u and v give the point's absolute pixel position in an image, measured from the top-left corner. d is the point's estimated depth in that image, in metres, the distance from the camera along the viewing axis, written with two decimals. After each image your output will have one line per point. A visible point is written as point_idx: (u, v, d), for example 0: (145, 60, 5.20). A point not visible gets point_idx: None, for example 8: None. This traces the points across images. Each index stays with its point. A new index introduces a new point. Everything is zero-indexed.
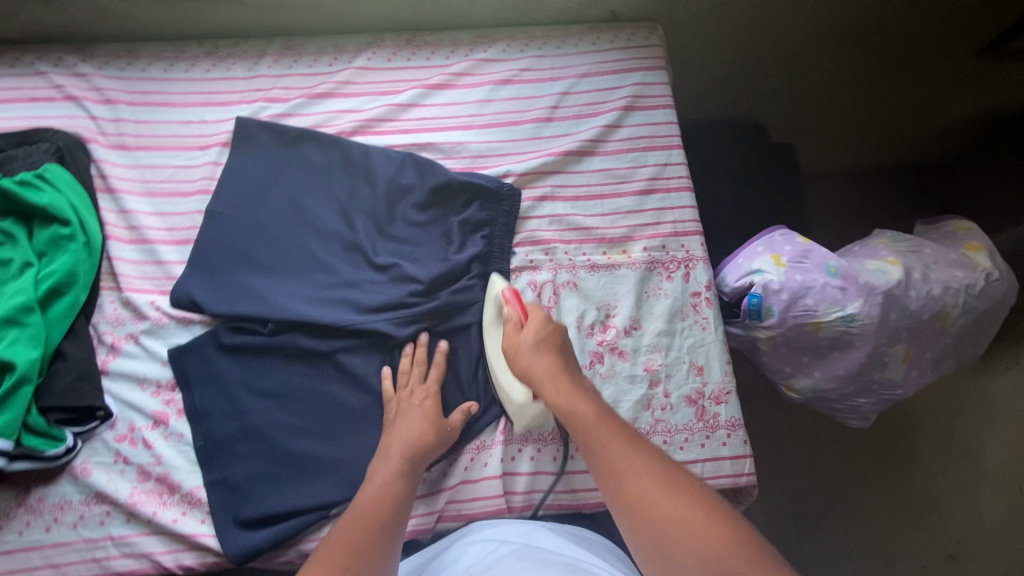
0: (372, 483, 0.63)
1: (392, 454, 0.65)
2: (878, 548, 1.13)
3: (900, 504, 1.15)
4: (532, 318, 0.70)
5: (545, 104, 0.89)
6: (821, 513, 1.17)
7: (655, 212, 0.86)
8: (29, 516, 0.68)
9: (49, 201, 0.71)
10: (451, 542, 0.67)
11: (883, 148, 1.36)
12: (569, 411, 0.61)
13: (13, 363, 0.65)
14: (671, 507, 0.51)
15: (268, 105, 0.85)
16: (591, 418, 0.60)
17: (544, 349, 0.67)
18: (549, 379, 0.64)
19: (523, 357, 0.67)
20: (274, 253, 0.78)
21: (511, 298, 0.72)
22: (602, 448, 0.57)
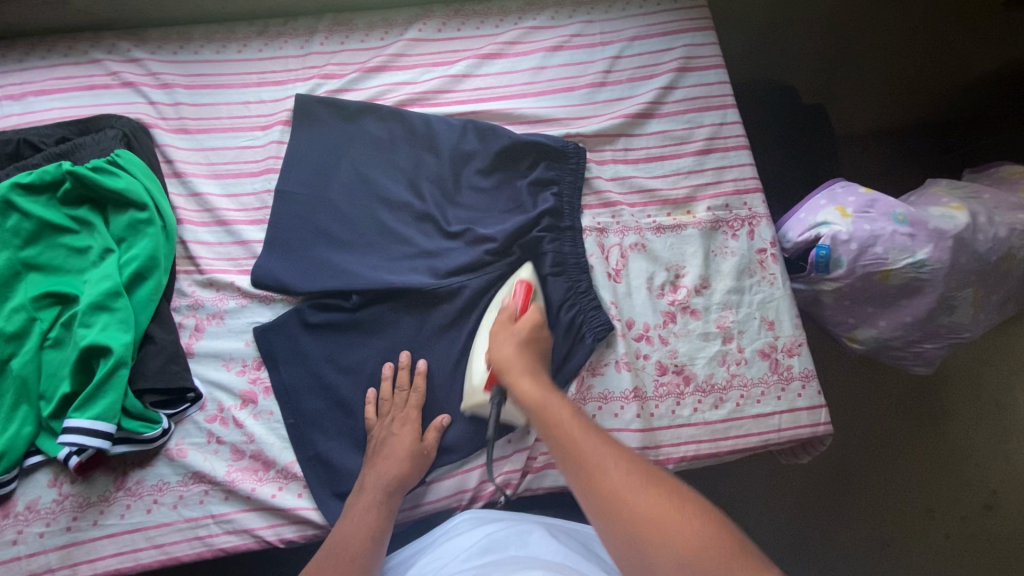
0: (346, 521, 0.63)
1: (366, 488, 0.65)
2: (914, 511, 1.11)
3: (933, 458, 1.14)
4: (528, 316, 0.71)
5: (598, 69, 0.89)
6: (859, 478, 1.14)
7: (716, 170, 0.86)
8: (129, 499, 0.69)
9: (125, 185, 0.71)
10: (435, 547, 0.65)
11: (900, 108, 1.34)
12: (550, 411, 0.59)
13: (110, 346, 0.65)
14: (661, 507, 0.47)
15: (323, 82, 0.84)
16: (570, 416, 0.58)
17: (523, 354, 0.67)
18: (531, 384, 0.63)
19: (503, 353, 0.67)
20: (348, 228, 0.79)
21: (521, 291, 0.73)
22: (590, 446, 0.54)
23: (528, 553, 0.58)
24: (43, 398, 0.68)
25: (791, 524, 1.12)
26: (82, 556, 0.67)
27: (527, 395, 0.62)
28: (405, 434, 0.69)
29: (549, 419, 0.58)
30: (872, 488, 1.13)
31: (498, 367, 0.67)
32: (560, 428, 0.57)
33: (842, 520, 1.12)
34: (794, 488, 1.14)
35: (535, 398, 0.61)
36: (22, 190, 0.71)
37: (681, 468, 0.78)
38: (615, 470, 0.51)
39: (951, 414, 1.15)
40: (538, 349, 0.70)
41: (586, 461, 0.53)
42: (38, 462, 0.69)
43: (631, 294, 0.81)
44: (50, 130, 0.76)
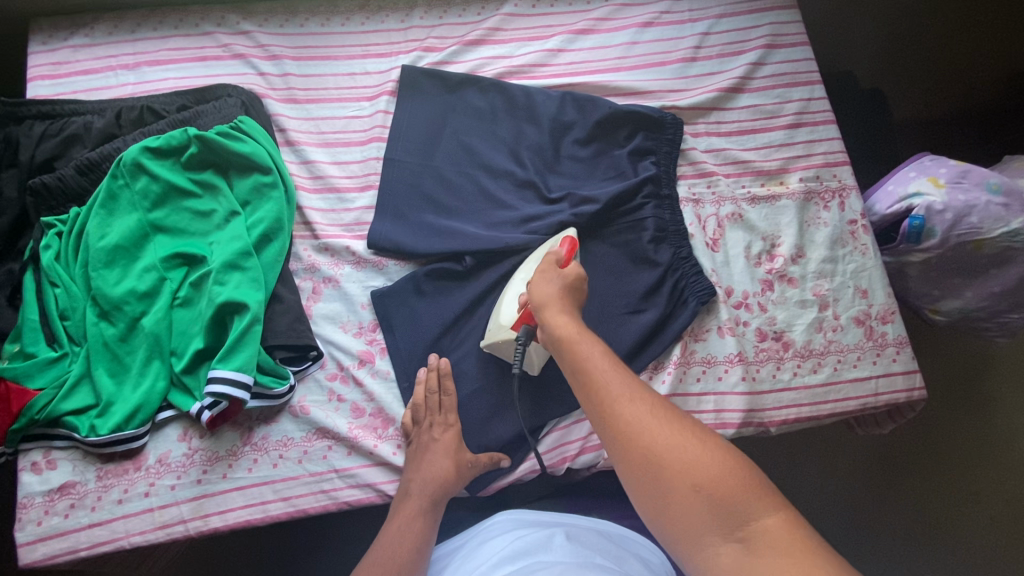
0: (403, 523, 0.65)
1: (418, 496, 0.67)
2: (958, 494, 1.05)
3: (972, 437, 1.08)
4: (569, 267, 0.67)
5: (688, 45, 0.91)
6: (907, 458, 1.09)
7: (806, 144, 0.89)
8: (255, 454, 0.71)
9: (251, 150, 0.74)
10: (474, 547, 0.67)
11: (970, 91, 1.31)
12: (580, 347, 0.55)
13: (246, 303, 0.68)
14: (686, 443, 0.46)
15: (425, 54, 0.87)
16: (602, 353, 0.54)
17: (565, 296, 0.63)
18: (569, 320, 0.58)
19: (543, 292, 0.62)
20: (454, 196, 0.82)
21: (567, 245, 0.71)
22: (618, 386, 0.51)
23: (554, 555, 0.58)
24: (175, 354, 0.70)
25: (836, 497, 1.08)
26: (213, 508, 0.69)
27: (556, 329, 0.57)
28: (444, 434, 0.70)
29: (574, 360, 0.54)
30: (925, 472, 1.08)
31: (535, 303, 0.62)
32: (584, 373, 0.53)
33: (889, 501, 1.07)
34: (847, 463, 1.09)
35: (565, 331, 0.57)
36: (151, 154, 0.73)
37: (780, 431, 0.80)
38: (638, 404, 0.49)
39: (1001, 396, 1.08)
40: (574, 299, 0.65)
41: (609, 403, 0.50)
42: (169, 416, 0.71)
43: (729, 262, 0.83)
44: (170, 98, 0.78)
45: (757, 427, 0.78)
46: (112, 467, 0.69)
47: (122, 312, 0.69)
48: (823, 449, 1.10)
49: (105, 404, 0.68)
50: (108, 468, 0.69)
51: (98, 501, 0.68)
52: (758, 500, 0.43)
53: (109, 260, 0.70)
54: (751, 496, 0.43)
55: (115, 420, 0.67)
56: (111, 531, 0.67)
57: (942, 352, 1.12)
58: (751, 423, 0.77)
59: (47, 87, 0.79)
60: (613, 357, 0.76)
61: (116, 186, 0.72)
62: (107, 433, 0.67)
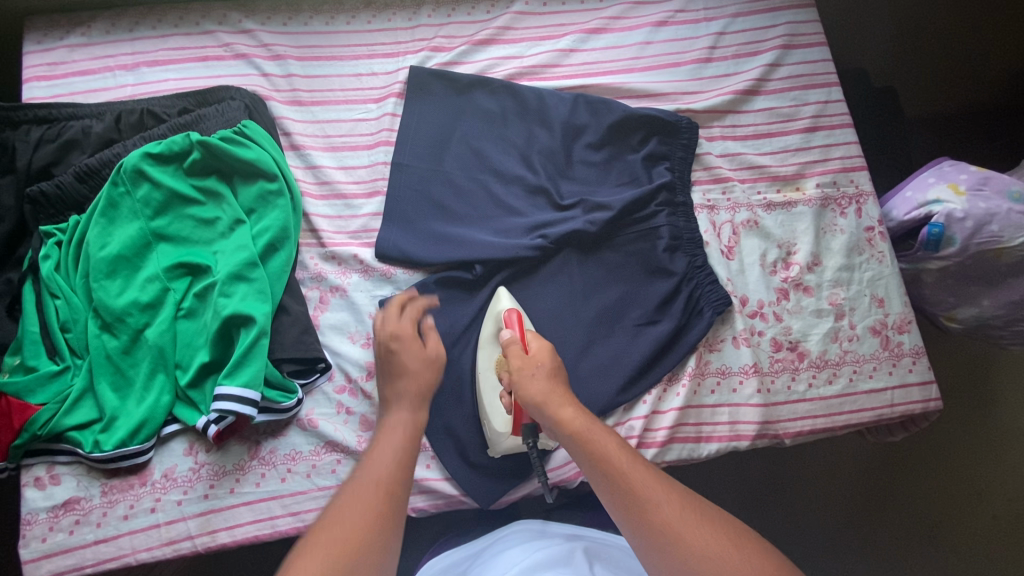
0: (391, 447, 0.54)
1: (412, 409, 0.59)
2: (964, 495, 1.02)
3: (975, 437, 1.05)
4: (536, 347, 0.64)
5: (703, 45, 0.89)
6: (919, 460, 1.04)
7: (823, 148, 0.87)
8: (263, 468, 0.70)
9: (256, 156, 0.72)
10: (489, 555, 0.67)
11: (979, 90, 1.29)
12: (598, 450, 0.55)
13: (253, 316, 0.66)
14: (723, 539, 0.48)
15: (433, 54, 0.85)
16: (621, 455, 0.55)
17: (558, 385, 0.62)
18: (574, 414, 0.58)
19: (538, 390, 0.60)
20: (463, 202, 0.80)
21: (514, 320, 0.69)
22: (643, 485, 0.52)
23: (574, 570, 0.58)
24: (179, 367, 0.68)
25: (841, 505, 1.02)
26: (220, 524, 0.68)
27: (571, 425, 0.57)
28: (427, 345, 0.64)
29: (595, 460, 0.55)
30: (930, 481, 1.03)
31: (534, 404, 0.60)
32: (609, 471, 0.54)
33: (894, 513, 1.02)
34: (857, 468, 1.04)
35: (580, 426, 0.57)
36: (152, 160, 0.71)
37: (795, 442, 0.79)
38: (668, 508, 0.51)
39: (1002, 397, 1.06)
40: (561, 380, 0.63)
41: (640, 502, 0.51)
42: (174, 430, 0.69)
43: (744, 271, 0.81)
44: (171, 101, 0.76)
45: (772, 439, 0.77)
46: (116, 483, 0.68)
47: (125, 325, 0.68)
48: (834, 458, 1.04)
49: (108, 419, 0.66)
50: (113, 484, 0.68)
51: (103, 518, 0.67)
52: None
53: (111, 270, 0.68)
54: None
55: (119, 435, 0.66)
56: (116, 548, 0.66)
57: (951, 349, 1.07)
58: (767, 435, 0.76)
59: (42, 89, 0.77)
60: (626, 368, 0.75)
61: (116, 194, 0.70)
62: (112, 449, 0.65)
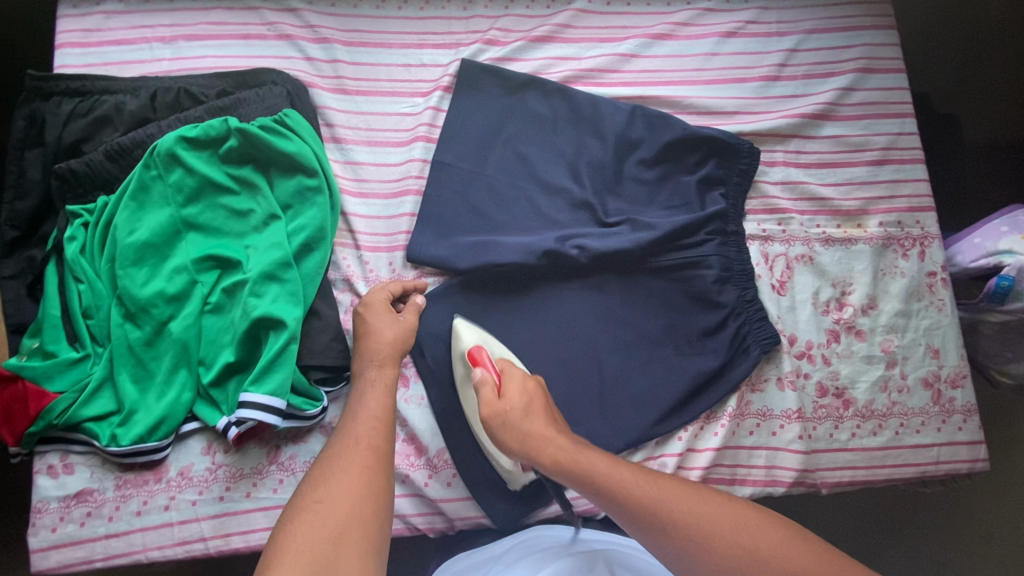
0: (365, 420, 0.55)
1: (379, 363, 0.59)
2: (979, 545, 0.96)
3: (998, 483, 0.98)
4: (505, 377, 0.56)
5: (772, 61, 0.83)
6: (937, 508, 0.98)
7: (890, 184, 0.82)
8: (281, 474, 0.68)
9: (296, 150, 0.68)
10: (503, 559, 0.63)
11: None
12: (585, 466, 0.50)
13: (284, 320, 0.64)
14: (731, 517, 0.47)
15: (486, 48, 0.80)
16: (612, 465, 0.51)
17: (537, 408, 0.54)
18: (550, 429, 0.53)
19: (514, 433, 0.52)
20: (506, 211, 0.76)
21: (477, 357, 0.60)
22: (647, 494, 0.48)
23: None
24: (202, 364, 0.66)
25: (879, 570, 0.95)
26: (235, 528, 0.66)
27: (556, 459, 0.51)
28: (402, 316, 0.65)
29: (586, 481, 0.50)
30: (984, 555, 0.96)
31: (512, 441, 0.52)
32: (604, 485, 0.49)
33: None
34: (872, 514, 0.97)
35: (563, 458, 0.50)
36: (187, 144, 0.67)
37: (831, 491, 0.76)
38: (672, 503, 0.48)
39: None
40: (542, 401, 0.55)
41: (653, 515, 0.47)
42: (193, 428, 0.67)
43: (795, 308, 0.77)
44: (210, 81, 0.72)
45: (807, 487, 0.74)
46: (131, 477, 0.66)
47: (149, 316, 0.65)
48: (876, 517, 0.97)
49: (127, 412, 0.64)
50: (128, 478, 0.66)
51: (115, 512, 0.65)
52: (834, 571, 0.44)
53: (138, 258, 0.65)
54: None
55: (137, 431, 0.63)
56: (128, 544, 0.64)
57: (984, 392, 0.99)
58: (803, 483, 0.73)
59: (75, 57, 0.73)
60: (663, 401, 0.72)
61: (148, 177, 0.66)
62: (129, 444, 0.63)
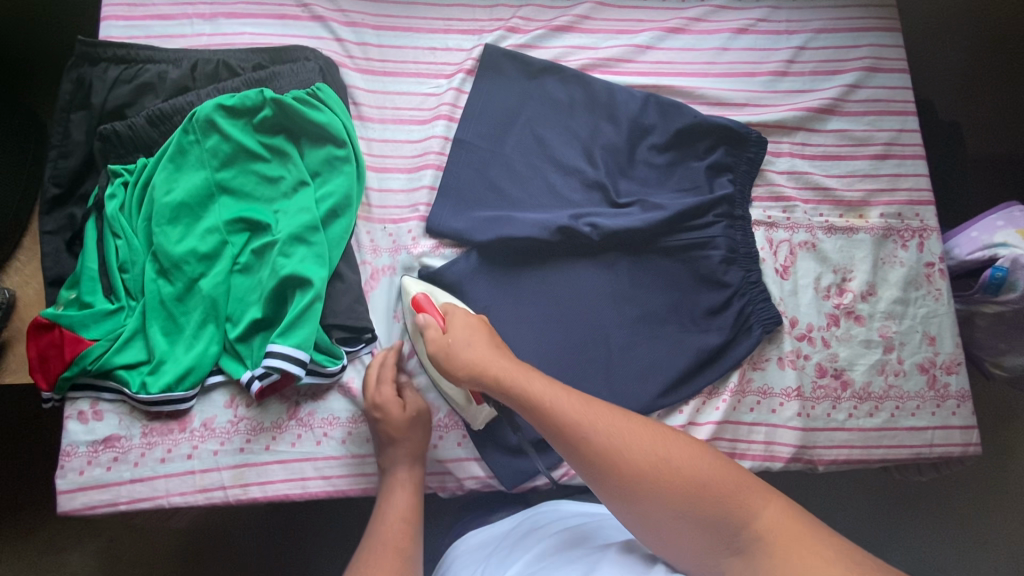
0: (391, 519, 0.57)
1: (407, 462, 0.64)
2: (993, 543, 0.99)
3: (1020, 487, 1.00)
4: (453, 319, 0.62)
5: (781, 57, 0.87)
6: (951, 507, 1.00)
7: (891, 177, 0.85)
8: (299, 429, 0.70)
9: (327, 121, 0.72)
10: (507, 538, 0.65)
11: None
12: (523, 390, 0.54)
13: (310, 279, 0.67)
14: (655, 439, 0.49)
15: (508, 35, 0.84)
16: (547, 388, 0.53)
17: (477, 337, 0.59)
18: (496, 357, 0.57)
19: (464, 358, 0.58)
20: (522, 189, 0.79)
21: (425, 304, 0.66)
22: (581, 414, 0.51)
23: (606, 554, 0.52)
24: (229, 320, 0.69)
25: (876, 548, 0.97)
26: (254, 478, 0.69)
27: (498, 377, 0.55)
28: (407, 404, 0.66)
29: (526, 403, 0.53)
30: (992, 553, 0.98)
31: (461, 367, 0.58)
32: (541, 409, 0.52)
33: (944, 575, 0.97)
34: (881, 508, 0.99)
35: (504, 376, 0.55)
36: (224, 112, 0.71)
37: (828, 470, 0.78)
38: (598, 424, 0.50)
39: None
40: (484, 332, 0.61)
41: (580, 434, 0.50)
42: (218, 382, 0.70)
43: (798, 293, 0.80)
44: (246, 55, 0.76)
45: (805, 464, 0.76)
46: (156, 426, 0.69)
47: (181, 272, 0.68)
48: (881, 512, 0.99)
49: (157, 362, 0.67)
50: (153, 426, 0.69)
51: (140, 458, 0.68)
52: (755, 495, 0.46)
53: (173, 217, 0.69)
54: (744, 493, 0.46)
55: (166, 380, 0.67)
56: (151, 489, 0.67)
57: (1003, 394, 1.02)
58: (801, 459, 0.76)
59: (120, 29, 0.77)
60: (667, 374, 0.75)
61: (186, 141, 0.70)
62: (157, 393, 0.66)
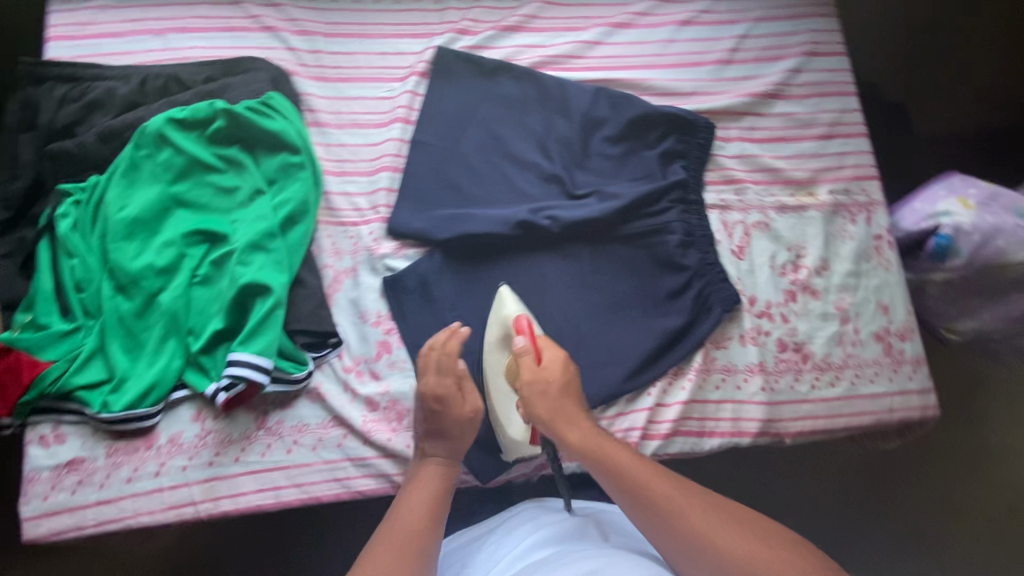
0: (412, 518, 0.58)
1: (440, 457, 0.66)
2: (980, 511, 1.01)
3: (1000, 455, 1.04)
4: (547, 357, 0.69)
5: (725, 46, 0.90)
6: (935, 479, 1.03)
7: (837, 156, 0.88)
8: (269, 438, 0.70)
9: (279, 128, 0.73)
10: (498, 532, 0.67)
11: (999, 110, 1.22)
12: (611, 460, 0.61)
13: (270, 286, 0.67)
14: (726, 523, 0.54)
15: (459, 37, 0.85)
16: (630, 458, 0.61)
17: (568, 396, 0.67)
18: (580, 430, 0.64)
19: (547, 405, 0.66)
20: (481, 187, 0.80)
21: (525, 327, 0.70)
22: (663, 489, 0.57)
23: (587, 553, 0.54)
24: (191, 333, 0.68)
25: (846, 515, 1.00)
26: (225, 491, 0.68)
27: (580, 440, 0.63)
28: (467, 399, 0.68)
29: (612, 470, 0.60)
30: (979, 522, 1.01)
31: (541, 418, 0.66)
32: (627, 478, 0.59)
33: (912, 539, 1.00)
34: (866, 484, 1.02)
35: (589, 441, 0.63)
36: (175, 125, 0.71)
37: (794, 442, 0.80)
38: (678, 499, 0.56)
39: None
40: (573, 390, 0.68)
41: (662, 505, 0.56)
42: (183, 396, 0.69)
43: (754, 271, 0.82)
44: (197, 69, 0.76)
45: (773, 437, 0.78)
46: (122, 445, 0.68)
47: (140, 287, 0.68)
48: (860, 487, 1.01)
49: (119, 380, 0.66)
50: (119, 446, 0.68)
51: (107, 479, 0.67)
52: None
53: (129, 233, 0.68)
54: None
55: (128, 397, 0.66)
56: (119, 510, 0.66)
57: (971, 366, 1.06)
58: (768, 432, 0.77)
59: (67, 49, 0.76)
60: (632, 358, 0.76)
61: (139, 157, 0.70)
62: (120, 410, 0.65)
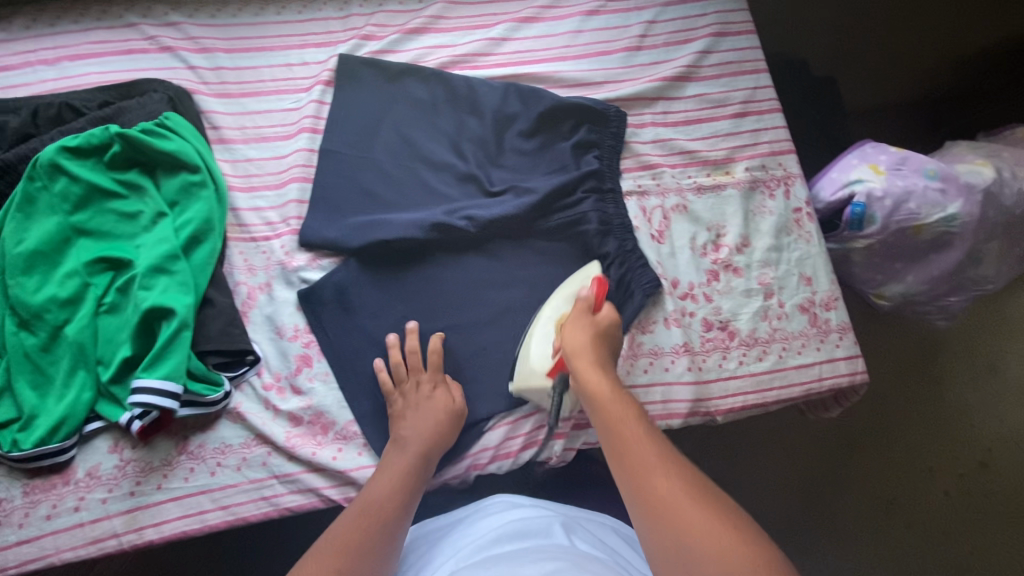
0: (366, 509, 0.56)
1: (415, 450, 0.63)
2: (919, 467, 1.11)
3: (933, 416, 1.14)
4: (604, 313, 0.67)
5: (633, 33, 0.91)
6: (874, 441, 1.13)
7: (752, 133, 0.89)
8: (191, 463, 0.69)
9: (176, 148, 0.72)
10: (463, 525, 0.64)
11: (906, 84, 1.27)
12: (610, 406, 0.55)
13: (173, 308, 0.66)
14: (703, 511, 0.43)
15: (363, 43, 0.85)
16: (626, 410, 0.55)
17: (596, 345, 0.63)
18: (598, 375, 0.59)
19: (574, 341, 0.63)
20: (395, 191, 0.80)
21: (596, 286, 0.69)
22: (645, 453, 0.50)
23: (538, 551, 0.52)
24: (101, 363, 0.67)
25: (801, 480, 1.10)
26: (148, 520, 0.66)
27: (586, 384, 0.59)
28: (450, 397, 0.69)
29: (608, 418, 0.54)
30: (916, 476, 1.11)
31: (567, 352, 0.63)
32: (616, 429, 0.53)
33: (838, 487, 1.10)
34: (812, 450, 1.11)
35: (598, 388, 0.57)
36: (69, 154, 0.70)
37: (727, 420, 0.80)
38: (656, 469, 0.48)
39: (949, 380, 1.17)
40: (609, 344, 0.65)
41: (637, 467, 0.49)
42: (98, 428, 0.68)
43: (675, 253, 0.83)
44: (92, 94, 0.75)
45: (704, 416, 0.79)
46: (38, 483, 0.66)
47: (43, 321, 0.66)
48: (811, 453, 1.11)
49: (28, 418, 0.65)
50: (35, 484, 0.66)
51: (25, 518, 0.65)
52: None
53: (27, 267, 0.67)
54: None
55: (38, 434, 0.64)
56: (39, 548, 0.64)
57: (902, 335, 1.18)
58: (698, 412, 0.78)
59: None
60: None
61: (33, 189, 0.68)
62: (31, 448, 0.64)
